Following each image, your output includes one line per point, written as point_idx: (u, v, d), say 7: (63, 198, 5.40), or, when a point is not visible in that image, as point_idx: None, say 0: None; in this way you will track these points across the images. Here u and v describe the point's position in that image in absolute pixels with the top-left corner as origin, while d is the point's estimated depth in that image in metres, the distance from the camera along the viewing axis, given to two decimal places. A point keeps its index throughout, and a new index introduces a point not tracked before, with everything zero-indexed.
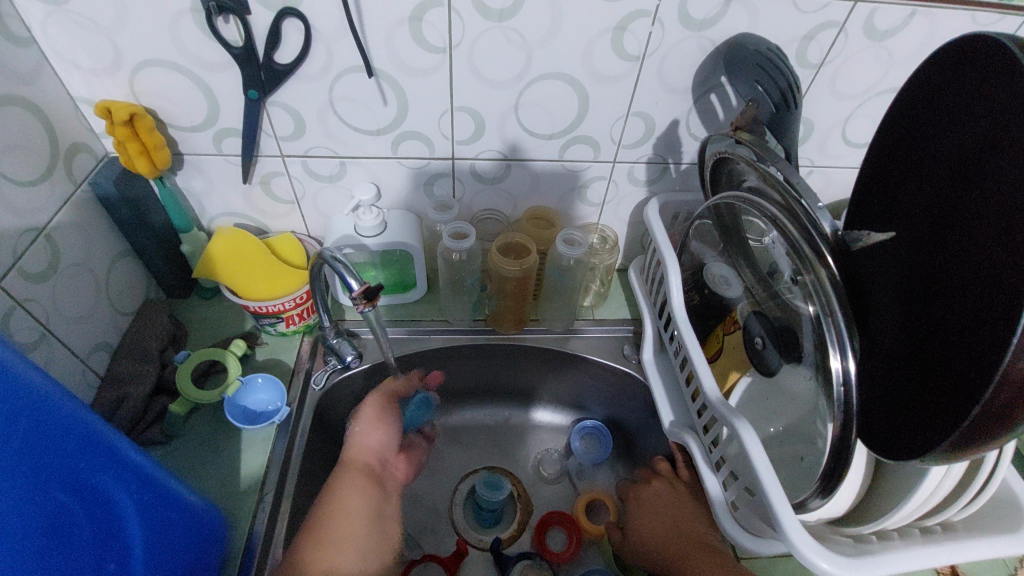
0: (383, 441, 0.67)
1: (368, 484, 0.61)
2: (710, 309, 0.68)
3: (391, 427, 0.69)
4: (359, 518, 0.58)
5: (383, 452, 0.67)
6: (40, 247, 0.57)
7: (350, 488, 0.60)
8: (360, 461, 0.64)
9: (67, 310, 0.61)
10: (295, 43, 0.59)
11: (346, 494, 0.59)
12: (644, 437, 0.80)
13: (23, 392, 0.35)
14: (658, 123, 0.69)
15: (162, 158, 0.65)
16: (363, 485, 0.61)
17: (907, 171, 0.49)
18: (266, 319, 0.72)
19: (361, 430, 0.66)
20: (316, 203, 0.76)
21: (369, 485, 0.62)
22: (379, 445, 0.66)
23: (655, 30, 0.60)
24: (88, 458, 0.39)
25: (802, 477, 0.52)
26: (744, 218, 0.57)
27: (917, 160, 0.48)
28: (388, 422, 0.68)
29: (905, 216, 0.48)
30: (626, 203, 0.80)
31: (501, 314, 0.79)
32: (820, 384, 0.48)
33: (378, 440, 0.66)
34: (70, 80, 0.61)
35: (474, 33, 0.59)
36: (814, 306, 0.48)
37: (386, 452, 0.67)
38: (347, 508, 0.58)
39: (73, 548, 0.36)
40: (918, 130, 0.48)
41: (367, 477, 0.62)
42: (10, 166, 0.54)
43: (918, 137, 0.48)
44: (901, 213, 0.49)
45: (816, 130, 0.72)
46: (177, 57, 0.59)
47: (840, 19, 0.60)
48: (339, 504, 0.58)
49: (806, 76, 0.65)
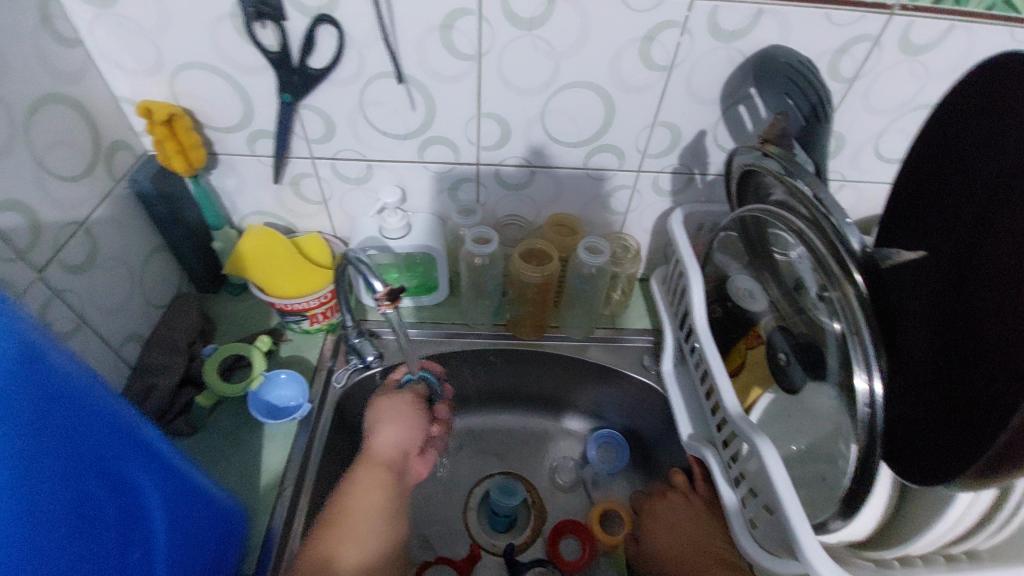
0: (407, 438, 0.66)
1: (386, 482, 0.61)
2: (732, 322, 0.66)
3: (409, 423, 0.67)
4: (367, 514, 0.58)
5: (399, 448, 0.65)
6: (79, 239, 0.59)
7: (365, 484, 0.60)
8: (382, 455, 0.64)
9: (102, 301, 0.63)
10: (329, 48, 0.60)
11: (365, 491, 0.60)
12: (661, 449, 0.80)
13: (59, 379, 0.36)
14: (685, 134, 0.69)
15: (197, 157, 0.67)
16: (377, 482, 0.61)
17: (940, 189, 0.48)
18: (291, 317, 0.73)
19: (380, 427, 0.66)
20: (343, 204, 0.77)
21: (386, 483, 0.61)
22: (397, 440, 0.65)
23: (683, 40, 0.59)
24: (117, 446, 0.40)
25: (824, 497, 0.51)
26: (770, 231, 0.57)
27: (950, 179, 0.47)
28: (404, 418, 0.67)
29: (937, 234, 0.47)
30: (650, 212, 0.79)
31: (522, 319, 0.79)
32: (842, 402, 0.48)
33: (403, 434, 0.66)
34: (113, 80, 0.63)
35: (503, 41, 0.59)
36: (840, 324, 0.47)
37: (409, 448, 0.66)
38: (359, 504, 0.58)
39: (100, 535, 0.38)
40: (952, 146, 0.46)
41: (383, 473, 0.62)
42: (55, 161, 0.56)
43: (951, 156, 0.47)
44: (932, 233, 0.48)
45: (847, 144, 0.70)
46: (215, 60, 0.61)
47: (874, 32, 0.59)
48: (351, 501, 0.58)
49: (839, 90, 0.64)
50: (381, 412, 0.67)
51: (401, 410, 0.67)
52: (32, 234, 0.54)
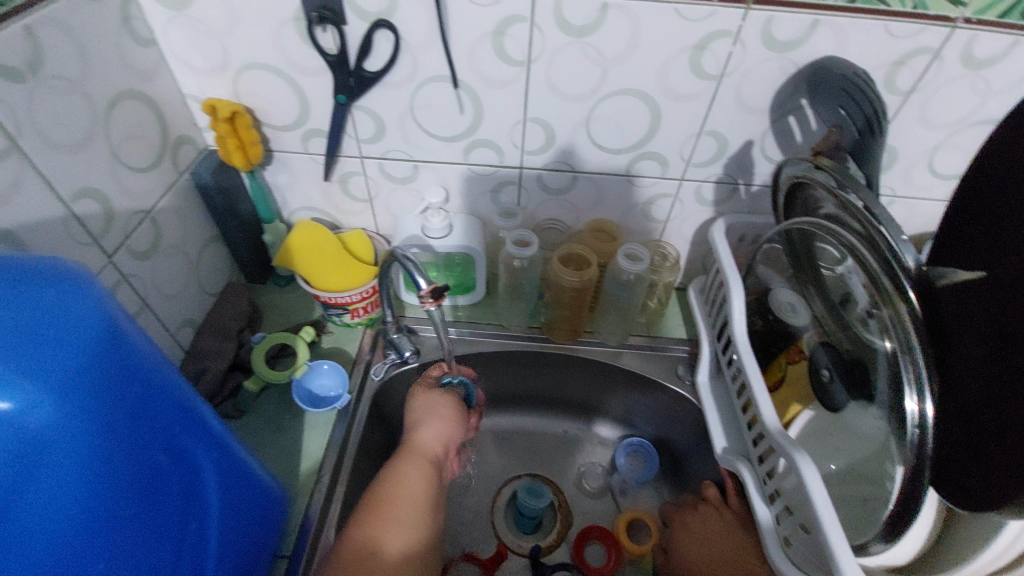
0: (448, 433, 0.68)
1: (429, 473, 0.63)
2: (772, 336, 0.65)
3: (452, 422, 0.69)
4: (412, 503, 0.60)
5: (442, 443, 0.68)
6: (145, 227, 0.63)
7: (410, 474, 0.62)
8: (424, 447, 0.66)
9: (163, 286, 0.66)
10: (384, 52, 0.62)
11: (410, 479, 0.62)
12: (692, 461, 0.79)
13: (138, 358, 0.38)
14: (731, 143, 0.68)
15: (255, 153, 0.70)
16: (423, 473, 0.63)
17: (996, 205, 0.46)
18: (334, 310, 0.76)
19: (426, 421, 0.68)
20: (388, 203, 0.80)
21: (430, 475, 0.64)
22: (441, 436, 0.68)
23: (735, 50, 0.59)
24: (182, 423, 0.42)
25: (864, 520, 0.50)
26: (817, 245, 0.57)
27: (1009, 195, 0.45)
28: (449, 415, 0.69)
29: (991, 252, 0.45)
30: (690, 221, 0.79)
31: (557, 322, 0.80)
32: (891, 425, 0.47)
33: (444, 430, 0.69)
34: (182, 77, 0.67)
35: (554, 47, 0.60)
36: (891, 343, 0.46)
37: (449, 444, 0.68)
38: (404, 492, 0.60)
39: (164, 506, 0.40)
40: (1014, 161, 0.45)
41: (428, 465, 0.64)
42: (128, 153, 0.60)
43: (1011, 171, 0.45)
44: (984, 252, 0.46)
45: (901, 158, 0.68)
46: (277, 62, 0.64)
47: (935, 45, 0.57)
48: (396, 489, 0.60)
49: (894, 103, 0.63)
50: (423, 407, 0.70)
51: (448, 408, 0.70)
52: (105, 221, 0.57)
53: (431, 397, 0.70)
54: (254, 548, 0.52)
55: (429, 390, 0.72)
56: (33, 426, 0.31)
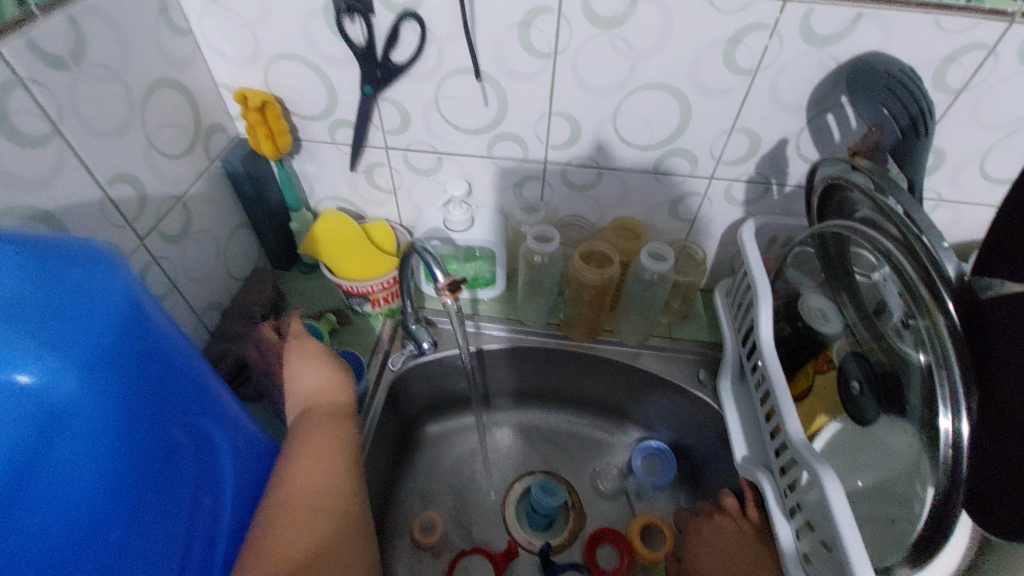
0: (322, 375, 0.60)
1: (331, 425, 0.55)
2: (798, 343, 0.62)
3: (321, 362, 0.61)
4: (322, 457, 0.52)
5: (320, 386, 0.59)
6: (177, 211, 0.65)
7: (309, 435, 0.54)
8: (317, 412, 0.57)
9: (191, 270, 0.68)
10: (411, 43, 0.62)
11: (311, 443, 0.53)
12: (710, 468, 0.77)
13: (159, 337, 0.39)
14: (765, 141, 0.66)
15: (284, 142, 0.71)
16: (324, 428, 0.55)
17: None
18: (355, 299, 0.77)
19: (297, 377, 0.60)
20: (411, 194, 0.80)
21: (327, 426, 0.55)
22: (317, 380, 0.60)
23: (772, 43, 0.57)
24: (200, 403, 0.43)
25: (892, 542, 0.48)
26: (852, 249, 0.54)
27: None
28: (317, 355, 0.61)
29: None
30: (718, 221, 0.76)
31: (575, 320, 0.79)
32: (923, 442, 0.44)
33: (332, 392, 0.59)
34: (216, 67, 0.68)
35: (581, 39, 0.59)
36: (926, 356, 0.44)
37: (327, 386, 0.59)
38: (305, 455, 0.52)
39: (177, 483, 0.41)
40: None
41: (326, 418, 0.56)
42: (162, 140, 0.62)
43: None
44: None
45: (948, 161, 0.64)
46: (306, 52, 0.64)
47: (990, 41, 0.53)
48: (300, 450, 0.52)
49: (942, 102, 0.59)
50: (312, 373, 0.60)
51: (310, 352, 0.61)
52: (139, 205, 0.59)
53: (304, 351, 0.61)
54: None
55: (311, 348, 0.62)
56: (52, 397, 0.33)
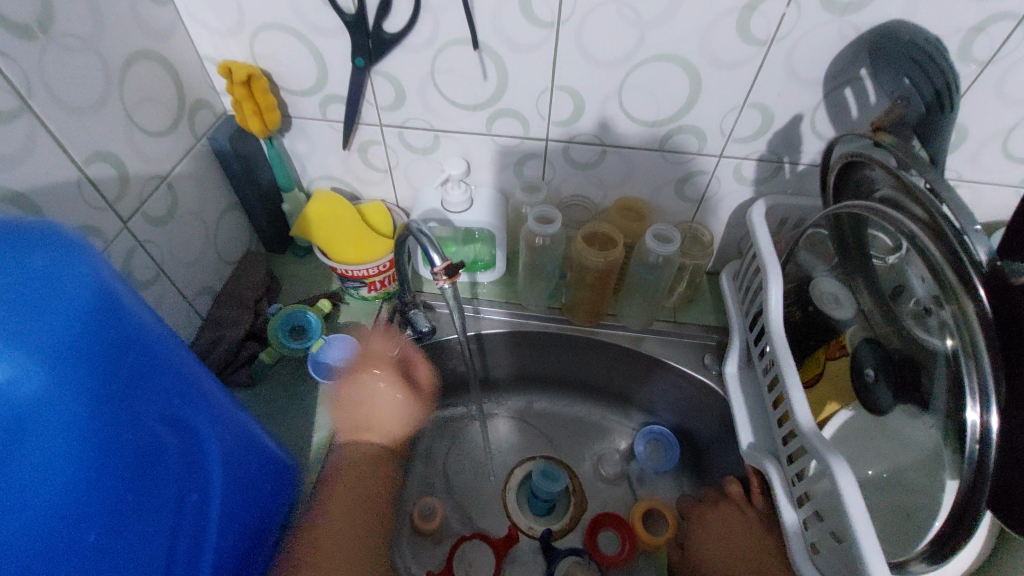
0: (393, 395, 0.75)
1: (383, 452, 0.72)
2: (809, 329, 0.59)
3: (396, 381, 0.74)
4: (347, 505, 0.64)
5: (390, 407, 0.75)
6: (161, 192, 0.62)
7: (347, 472, 0.66)
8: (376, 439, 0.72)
9: (179, 253, 0.66)
10: (404, 12, 0.58)
11: (343, 488, 0.65)
12: (714, 454, 0.76)
13: (134, 328, 0.37)
14: (778, 117, 0.62)
15: (272, 119, 0.68)
16: (376, 452, 0.70)
17: None
18: (350, 283, 0.75)
19: (369, 394, 0.72)
20: (407, 174, 0.77)
21: (374, 456, 0.70)
22: (389, 399, 0.75)
23: (789, 11, 0.53)
24: (182, 395, 0.42)
25: (907, 534, 0.46)
26: (870, 231, 0.52)
27: None
28: (393, 377, 0.74)
29: None
30: (727, 202, 0.74)
31: (578, 304, 0.76)
32: (947, 434, 0.42)
33: (392, 416, 0.75)
34: (199, 39, 0.65)
35: (586, 7, 0.55)
36: (953, 342, 0.41)
37: (401, 403, 0.76)
38: (339, 492, 0.64)
39: (159, 479, 0.40)
40: None
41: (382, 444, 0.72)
42: (143, 116, 0.58)
43: None
44: None
45: (970, 138, 0.61)
46: (293, 22, 0.61)
47: (1022, 9, 0.50)
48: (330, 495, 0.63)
49: (968, 74, 0.56)
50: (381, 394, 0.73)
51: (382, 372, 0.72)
52: (120, 185, 0.56)
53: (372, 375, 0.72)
54: (258, 523, 0.53)
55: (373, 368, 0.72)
56: (26, 396, 0.31)
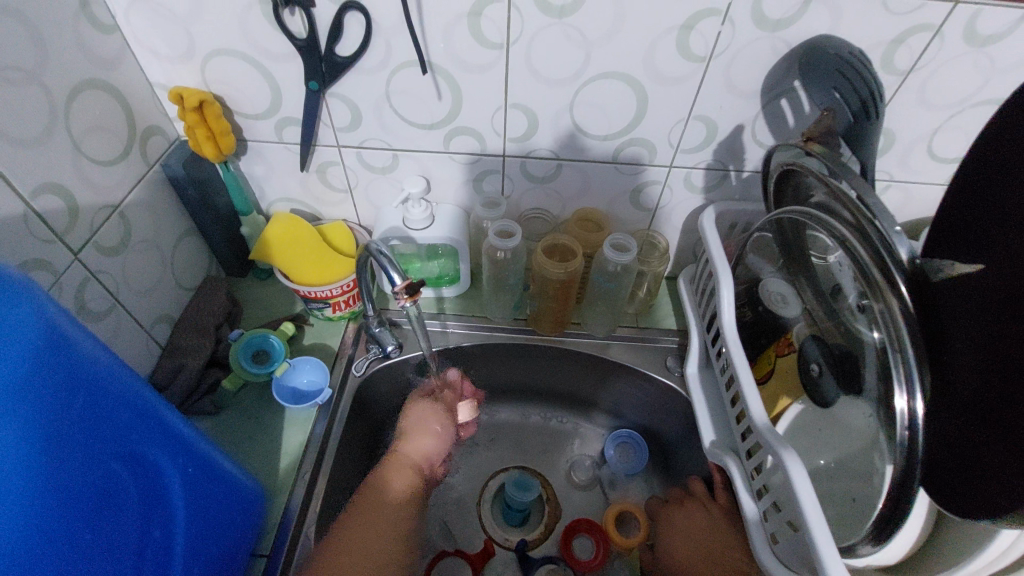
0: (434, 442, 0.75)
1: (414, 481, 0.70)
2: (762, 328, 0.63)
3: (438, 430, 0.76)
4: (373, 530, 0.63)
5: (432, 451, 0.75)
6: (114, 222, 0.61)
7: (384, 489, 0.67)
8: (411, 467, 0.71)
9: (134, 283, 0.65)
10: (356, 36, 0.59)
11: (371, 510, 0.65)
12: (680, 454, 0.78)
13: (82, 364, 0.38)
14: (722, 128, 0.66)
15: (227, 143, 0.68)
16: (408, 479, 0.70)
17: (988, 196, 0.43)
18: (315, 304, 0.74)
19: (414, 434, 0.74)
20: (367, 194, 0.78)
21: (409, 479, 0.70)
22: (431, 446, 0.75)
23: (724, 29, 0.56)
24: (139, 429, 0.42)
25: (852, 519, 0.49)
26: (808, 233, 0.54)
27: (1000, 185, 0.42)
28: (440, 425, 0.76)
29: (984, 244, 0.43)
30: (680, 209, 0.77)
31: (542, 315, 0.77)
32: (880, 420, 0.45)
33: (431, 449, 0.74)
34: (148, 66, 0.64)
35: (534, 29, 0.57)
36: (879, 335, 0.45)
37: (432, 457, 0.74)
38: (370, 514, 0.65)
39: (120, 514, 0.39)
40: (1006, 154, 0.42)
41: (415, 474, 0.71)
42: (91, 146, 0.57)
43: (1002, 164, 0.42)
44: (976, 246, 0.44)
45: (898, 141, 0.66)
46: (245, 48, 0.61)
47: (936, 22, 0.54)
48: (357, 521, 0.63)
49: (892, 84, 0.60)
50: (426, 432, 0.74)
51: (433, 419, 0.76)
52: (70, 218, 0.55)
53: (427, 415, 0.76)
54: (228, 554, 0.52)
55: (421, 422, 0.75)
56: None
